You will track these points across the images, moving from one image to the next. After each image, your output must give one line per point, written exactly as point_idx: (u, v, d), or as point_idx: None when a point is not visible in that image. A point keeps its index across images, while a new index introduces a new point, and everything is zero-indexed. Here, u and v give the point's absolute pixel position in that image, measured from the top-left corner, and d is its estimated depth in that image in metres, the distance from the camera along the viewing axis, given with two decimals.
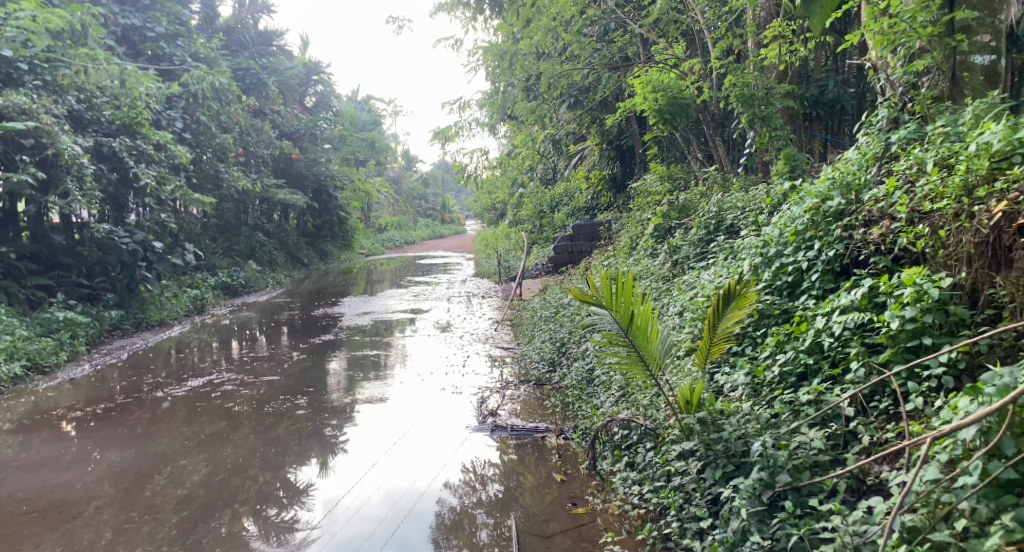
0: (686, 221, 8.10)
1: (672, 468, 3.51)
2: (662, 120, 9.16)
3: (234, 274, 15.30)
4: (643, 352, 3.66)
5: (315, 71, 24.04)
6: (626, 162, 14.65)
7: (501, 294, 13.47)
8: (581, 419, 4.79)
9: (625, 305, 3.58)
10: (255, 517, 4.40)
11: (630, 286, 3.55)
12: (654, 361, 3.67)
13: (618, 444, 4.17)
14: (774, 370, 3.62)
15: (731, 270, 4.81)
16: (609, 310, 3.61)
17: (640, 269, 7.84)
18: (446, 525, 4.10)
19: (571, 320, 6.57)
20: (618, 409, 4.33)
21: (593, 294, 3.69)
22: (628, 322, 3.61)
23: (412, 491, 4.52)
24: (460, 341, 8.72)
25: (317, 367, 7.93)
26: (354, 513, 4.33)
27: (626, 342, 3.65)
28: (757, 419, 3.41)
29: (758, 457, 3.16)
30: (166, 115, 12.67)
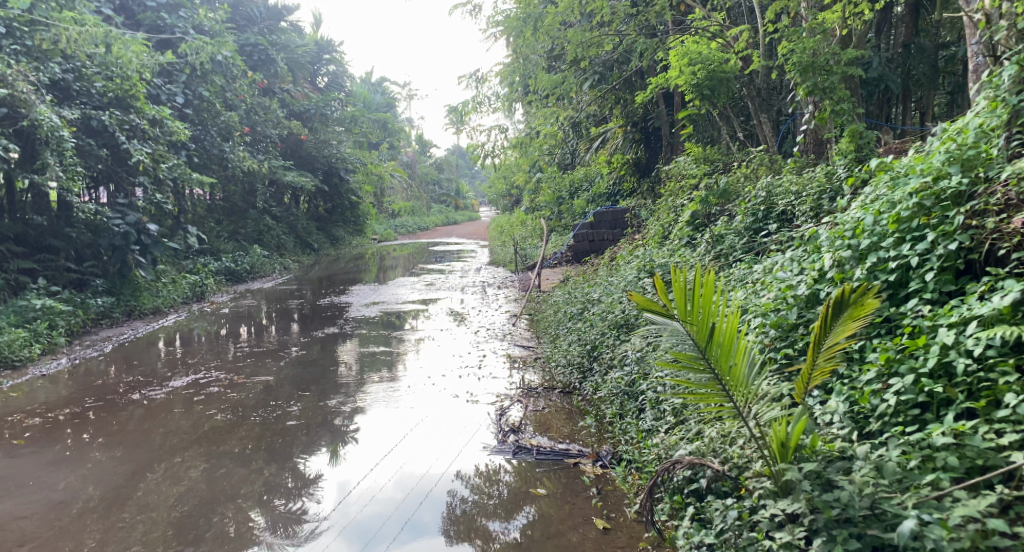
0: (729, 207, 7.31)
1: (768, 542, 2.72)
2: (701, 97, 8.47)
3: (238, 259, 14.62)
4: (725, 377, 2.88)
5: (326, 50, 23.26)
6: (651, 145, 13.81)
7: (518, 284, 12.72)
8: (627, 445, 3.98)
9: (705, 317, 2.82)
10: (262, 508, 4.03)
11: (712, 291, 2.81)
12: (740, 389, 2.88)
13: (679, 488, 3.36)
14: (888, 400, 2.93)
15: (806, 263, 4.01)
16: (684, 322, 2.85)
17: (677, 259, 7.01)
18: (456, 516, 3.83)
19: (603, 319, 5.74)
20: (677, 443, 3.50)
21: (660, 302, 2.93)
22: (708, 339, 2.84)
23: (428, 477, 4.26)
24: (474, 337, 7.91)
25: (323, 361, 7.18)
26: (369, 500, 4.06)
27: (703, 364, 2.87)
28: (882, 477, 2.67)
29: (906, 540, 2.41)
30: (166, 89, 11.97)
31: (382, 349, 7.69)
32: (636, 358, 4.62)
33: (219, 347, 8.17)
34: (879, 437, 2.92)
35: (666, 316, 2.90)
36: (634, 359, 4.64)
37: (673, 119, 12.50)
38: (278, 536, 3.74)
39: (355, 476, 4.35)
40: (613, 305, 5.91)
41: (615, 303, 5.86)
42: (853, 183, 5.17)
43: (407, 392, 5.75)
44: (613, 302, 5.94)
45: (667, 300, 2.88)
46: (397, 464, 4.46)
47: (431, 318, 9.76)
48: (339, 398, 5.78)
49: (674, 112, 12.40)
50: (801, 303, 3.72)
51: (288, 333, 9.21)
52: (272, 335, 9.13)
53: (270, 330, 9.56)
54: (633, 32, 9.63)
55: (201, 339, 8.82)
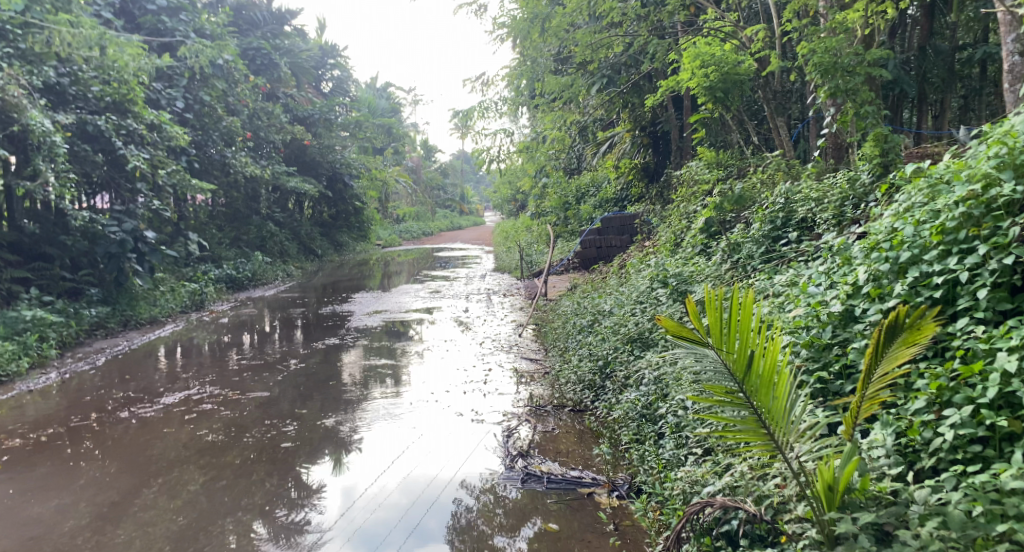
0: (745, 214, 7.04)
1: None
2: (714, 100, 8.25)
3: (240, 266, 14.40)
4: (765, 411, 2.61)
5: (331, 54, 23.11)
6: (660, 149, 13.54)
7: (525, 291, 12.46)
8: (648, 472, 3.67)
9: (742, 345, 2.58)
10: (263, 518, 3.93)
11: (750, 315, 2.58)
12: (781, 425, 2.61)
13: (708, 529, 3.03)
14: (944, 435, 2.69)
15: (839, 277, 3.78)
16: (720, 351, 2.60)
17: (691, 268, 6.73)
18: (460, 527, 3.71)
19: (616, 335, 5.47)
20: (705, 478, 3.21)
21: (692, 329, 2.67)
22: (746, 370, 2.59)
23: (434, 483, 4.20)
24: (478, 348, 7.61)
25: (324, 373, 6.90)
26: (376, 505, 4.01)
27: (740, 398, 2.61)
28: (948, 528, 2.39)
29: None
30: (166, 94, 11.78)
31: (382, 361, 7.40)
32: (654, 379, 4.34)
33: (221, 359, 7.87)
34: (934, 476, 2.68)
35: (699, 344, 2.65)
36: (651, 380, 4.36)
37: (683, 122, 12.22)
38: (280, 547, 3.64)
39: (361, 483, 4.27)
40: (627, 320, 5.62)
41: (629, 319, 5.57)
42: (884, 190, 4.86)
43: (409, 409, 5.45)
44: (627, 317, 5.65)
45: (700, 328, 2.64)
46: (405, 470, 4.40)
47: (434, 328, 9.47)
48: (338, 415, 5.44)
49: (685, 115, 12.13)
50: (836, 321, 3.45)
51: (289, 345, 8.81)
52: (273, 346, 8.77)
53: (269, 339, 9.27)
54: (643, 33, 9.37)
55: (200, 350, 8.54)
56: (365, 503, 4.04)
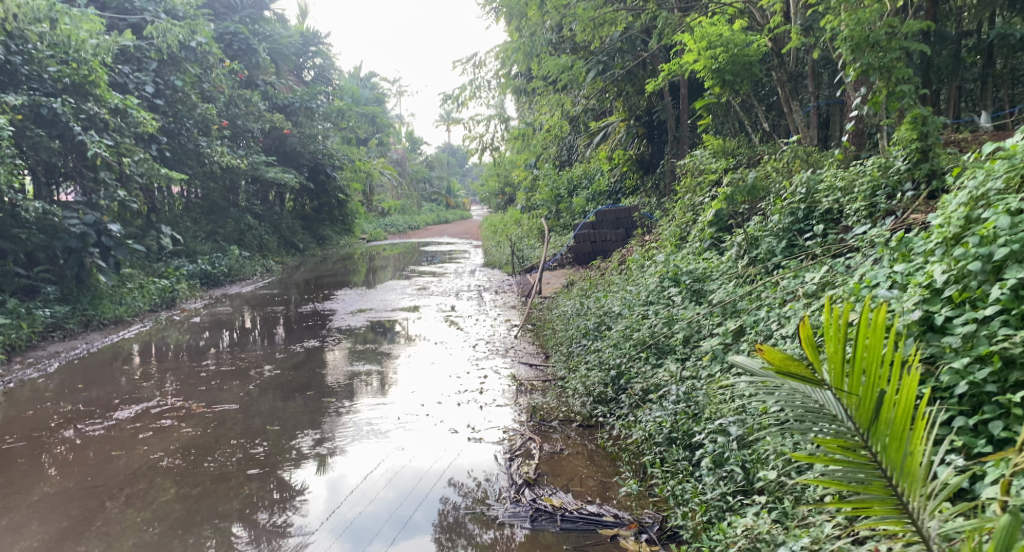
0: (761, 205, 6.52)
1: None
2: (723, 84, 7.99)
3: (216, 261, 13.68)
4: (895, 474, 1.95)
5: (312, 42, 22.33)
6: (655, 139, 13.02)
7: (517, 288, 11.91)
8: (689, 517, 3.06)
9: (868, 384, 1.99)
10: (243, 522, 3.60)
11: (885, 340, 1.98)
12: (915, 491, 1.93)
13: None
14: None
15: (910, 277, 3.42)
16: (837, 391, 2.05)
17: (703, 263, 6.20)
18: (447, 525, 3.49)
19: (629, 342, 4.89)
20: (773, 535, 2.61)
21: (805, 364, 2.12)
22: (872, 416, 1.99)
23: (419, 473, 4.04)
24: (471, 353, 6.96)
25: (302, 378, 6.25)
26: (366, 498, 3.79)
27: (861, 452, 1.99)
28: None
29: None
30: (134, 77, 11.09)
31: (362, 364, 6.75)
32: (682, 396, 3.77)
33: (193, 364, 7.12)
34: None
35: (811, 382, 2.11)
36: (681, 397, 3.80)
37: (680, 110, 11.66)
38: None
39: (352, 478, 4.02)
40: (640, 324, 5.04)
41: (643, 324, 5.00)
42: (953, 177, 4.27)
43: (396, 424, 4.80)
44: (639, 322, 5.07)
45: (814, 364, 2.10)
46: (395, 464, 4.17)
47: (421, 328, 8.84)
48: (316, 430, 4.73)
49: (681, 102, 11.59)
50: (916, 330, 3.07)
51: (266, 348, 8.03)
52: (248, 349, 8.02)
53: (244, 340, 8.58)
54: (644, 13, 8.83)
55: (170, 353, 7.82)
56: (354, 497, 3.81)
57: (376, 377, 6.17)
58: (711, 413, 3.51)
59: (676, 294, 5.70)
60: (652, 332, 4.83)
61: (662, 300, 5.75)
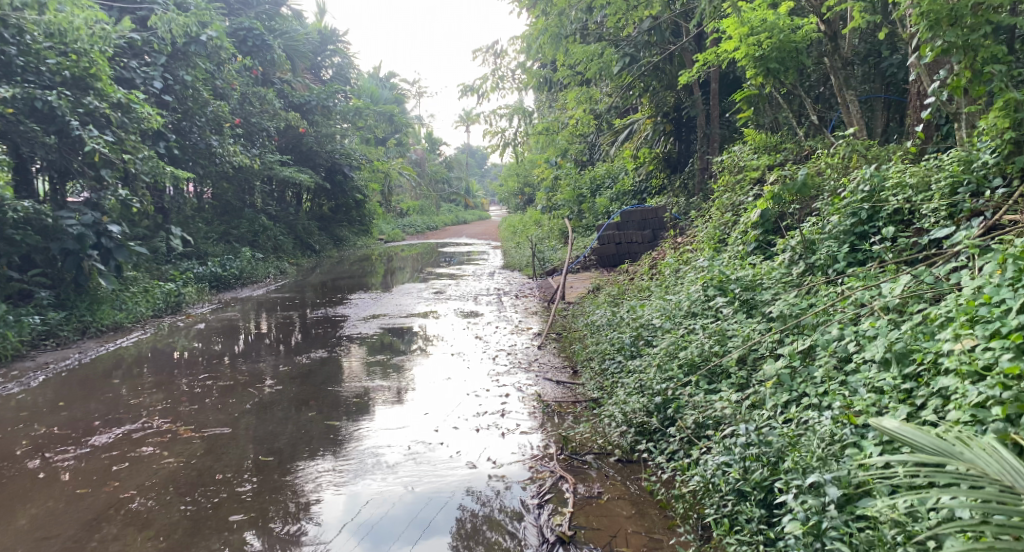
0: (816, 205, 5.86)
1: None
2: (766, 73, 7.36)
3: (227, 263, 13.22)
4: None
5: (329, 40, 21.93)
6: (683, 136, 12.35)
7: (538, 292, 11.31)
8: None
9: None
10: (257, 529, 3.42)
11: None
12: None
13: None
14: None
15: None
16: None
17: (751, 270, 5.56)
18: (465, 531, 3.35)
19: (674, 362, 4.21)
20: None
21: None
22: None
23: (439, 479, 3.86)
24: (490, 366, 6.33)
25: (307, 393, 5.68)
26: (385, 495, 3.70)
27: None
28: None
29: None
30: (141, 72, 10.69)
31: (372, 378, 6.16)
32: (749, 436, 3.11)
33: (191, 376, 6.55)
34: None
35: None
36: (750, 439, 3.11)
37: (711, 106, 10.98)
38: None
39: (372, 481, 3.87)
40: (686, 342, 4.37)
41: (690, 342, 4.32)
42: None
43: (406, 456, 4.18)
44: (685, 339, 4.39)
45: None
46: (412, 472, 3.97)
47: (437, 336, 8.23)
48: (314, 461, 4.13)
49: (712, 97, 10.90)
50: None
51: (274, 357, 7.45)
52: (254, 358, 7.44)
53: (249, 349, 8.01)
54: None
55: (170, 362, 7.27)
56: (375, 497, 3.70)
57: (386, 394, 5.57)
58: (793, 463, 2.86)
59: (722, 306, 5.02)
60: (702, 352, 4.14)
61: (707, 311, 5.08)
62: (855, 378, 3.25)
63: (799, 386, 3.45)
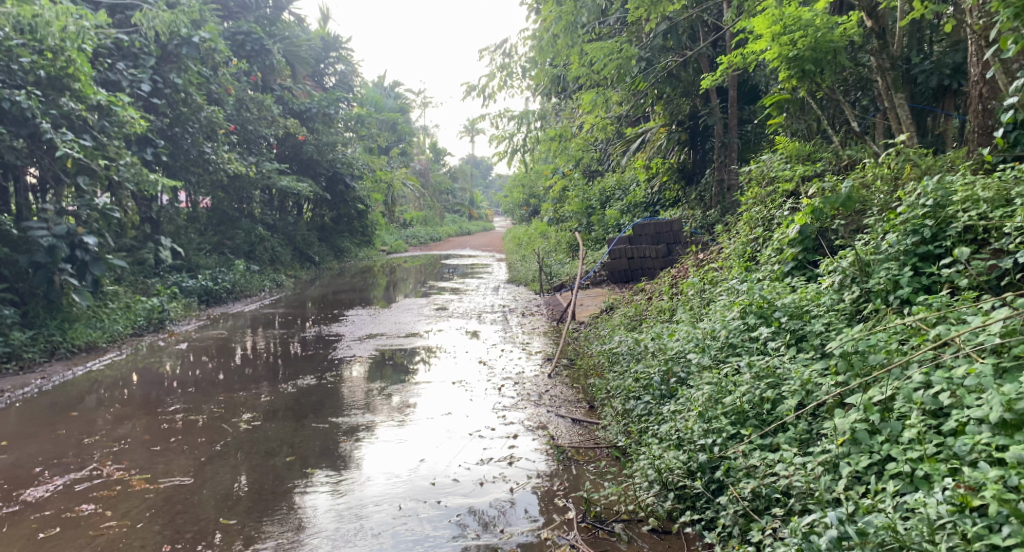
0: (866, 223, 5.20)
1: None
2: (799, 76, 6.71)
3: (219, 276, 12.60)
4: None
5: (332, 47, 21.44)
6: (698, 146, 11.63)
7: (546, 310, 10.66)
8: None
9: None
10: None
11: None
12: None
13: None
14: None
15: None
16: None
17: (793, 293, 4.89)
18: None
19: (718, 411, 3.51)
20: None
21: None
22: None
23: (433, 531, 3.38)
24: (496, 399, 5.64)
25: (288, 431, 5.02)
26: (377, 544, 3.28)
27: None
28: None
29: None
30: (128, 74, 10.18)
31: (363, 412, 5.49)
32: (839, 527, 2.41)
33: (163, 405, 5.90)
34: None
35: None
36: (844, 531, 2.40)
37: (728, 115, 10.37)
38: None
39: (359, 534, 3.39)
40: (732, 384, 3.69)
41: (737, 384, 3.63)
42: None
43: (395, 520, 3.51)
44: (728, 380, 3.71)
45: None
46: (404, 520, 3.52)
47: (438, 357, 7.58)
48: (280, 531, 3.50)
49: (729, 106, 10.29)
50: None
51: (260, 382, 6.76)
52: (236, 383, 6.76)
53: (234, 371, 7.35)
54: None
55: (143, 387, 6.62)
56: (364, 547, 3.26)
57: (378, 433, 4.90)
58: None
59: (765, 340, 4.34)
60: (753, 397, 3.46)
61: (747, 343, 4.39)
62: (961, 441, 2.56)
63: (885, 447, 2.76)
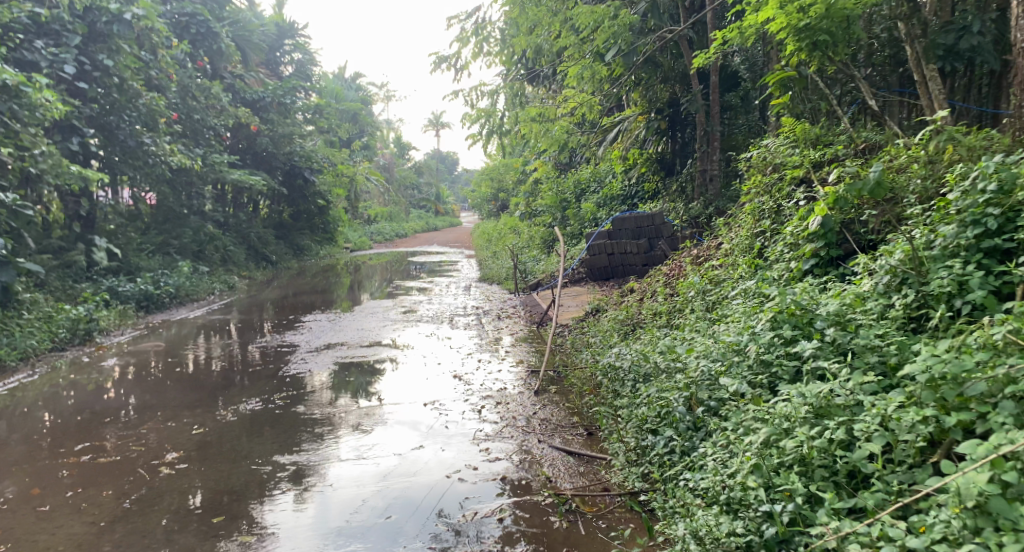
0: (909, 215, 4.49)
1: None
2: (809, 48, 5.97)
3: (161, 278, 11.43)
4: None
5: (288, 34, 20.22)
6: (678, 136, 10.72)
7: (523, 312, 9.86)
8: None
9: None
10: None
11: None
12: None
13: None
14: None
15: None
16: None
17: (830, 296, 4.14)
18: None
19: (778, 461, 2.72)
20: None
21: None
22: None
23: None
24: (476, 425, 4.78)
25: (224, 473, 4.12)
26: None
27: None
28: None
29: None
30: (48, 54, 9.08)
31: (314, 445, 4.56)
32: None
33: (73, 438, 4.87)
34: None
35: None
36: None
37: (710, 102, 9.59)
38: None
39: None
40: (784, 419, 2.90)
41: (792, 421, 2.85)
42: None
43: None
44: (779, 414, 2.92)
45: None
46: None
47: (396, 370, 6.66)
48: None
49: (711, 92, 9.52)
50: None
51: (197, 403, 5.67)
52: (169, 405, 5.69)
53: (170, 390, 6.27)
54: None
55: (55, 414, 5.61)
56: None
57: (332, 478, 4.01)
58: None
59: (809, 358, 3.56)
60: (819, 438, 2.68)
61: (785, 361, 3.61)
62: None
63: None
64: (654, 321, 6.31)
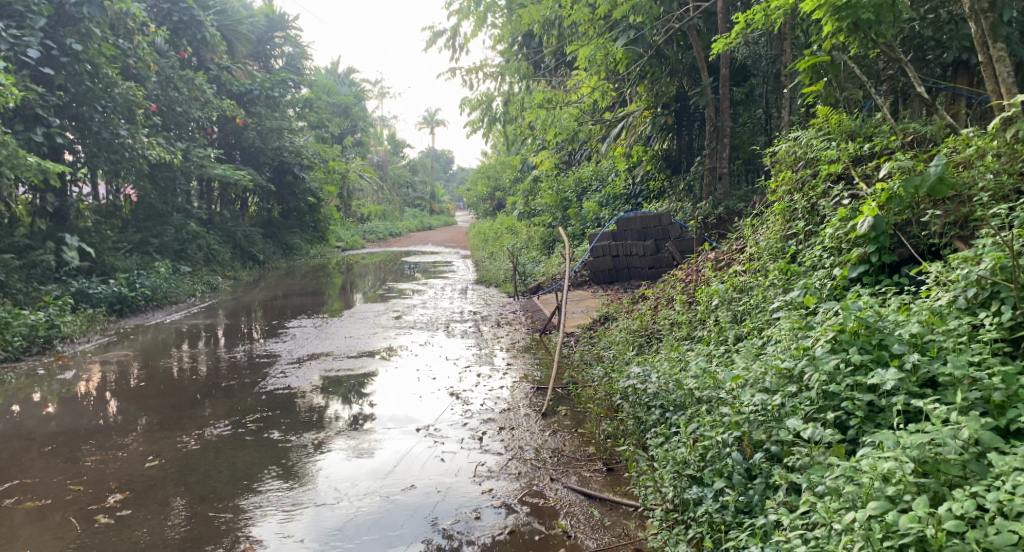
0: (984, 216, 3.84)
1: None
2: (849, 29, 5.32)
3: (137, 280, 10.69)
4: None
5: (278, 27, 19.47)
6: (684, 132, 10.07)
7: (523, 317, 9.24)
8: None
9: None
10: None
11: None
12: None
13: None
14: None
15: None
16: None
17: (898, 311, 3.49)
18: None
19: (885, 544, 2.09)
20: None
21: None
22: None
23: None
24: (477, 458, 4.11)
25: (175, 525, 3.44)
26: None
27: None
28: None
29: None
30: (9, 37, 8.38)
31: (286, 483, 3.88)
32: None
33: (4, 472, 4.17)
34: None
35: None
36: None
37: (719, 96, 8.88)
38: None
39: None
40: (884, 482, 2.26)
41: (898, 487, 2.21)
42: None
43: None
44: (877, 474, 2.27)
45: None
46: None
47: (383, 385, 5.97)
48: None
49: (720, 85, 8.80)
50: None
51: (157, 425, 4.92)
52: (127, 426, 4.95)
53: (131, 406, 5.51)
54: None
55: None
56: None
57: (305, 531, 3.35)
58: None
59: (887, 392, 2.91)
60: (944, 517, 2.05)
61: (857, 394, 2.95)
62: None
63: None
64: (673, 333, 5.67)
